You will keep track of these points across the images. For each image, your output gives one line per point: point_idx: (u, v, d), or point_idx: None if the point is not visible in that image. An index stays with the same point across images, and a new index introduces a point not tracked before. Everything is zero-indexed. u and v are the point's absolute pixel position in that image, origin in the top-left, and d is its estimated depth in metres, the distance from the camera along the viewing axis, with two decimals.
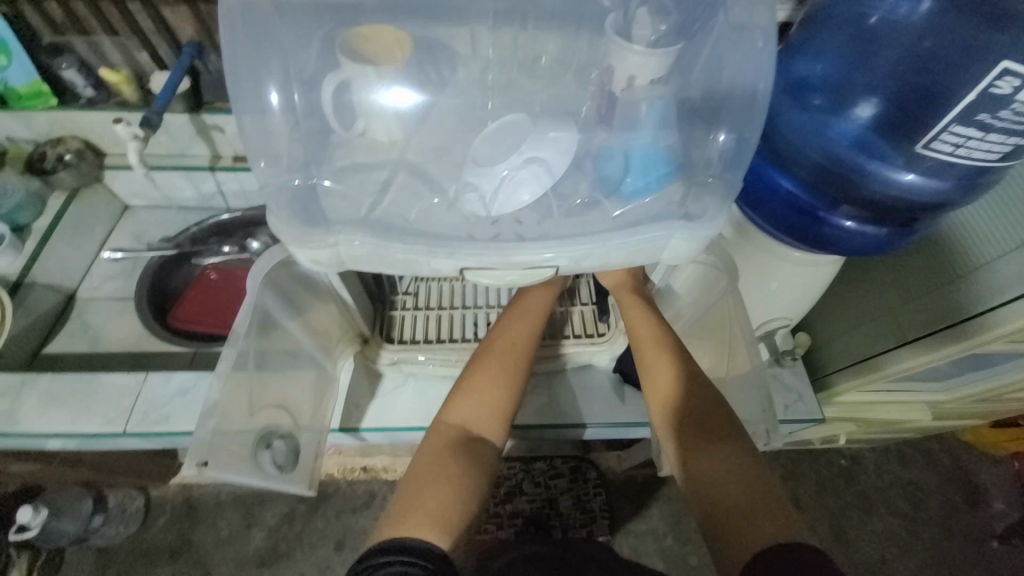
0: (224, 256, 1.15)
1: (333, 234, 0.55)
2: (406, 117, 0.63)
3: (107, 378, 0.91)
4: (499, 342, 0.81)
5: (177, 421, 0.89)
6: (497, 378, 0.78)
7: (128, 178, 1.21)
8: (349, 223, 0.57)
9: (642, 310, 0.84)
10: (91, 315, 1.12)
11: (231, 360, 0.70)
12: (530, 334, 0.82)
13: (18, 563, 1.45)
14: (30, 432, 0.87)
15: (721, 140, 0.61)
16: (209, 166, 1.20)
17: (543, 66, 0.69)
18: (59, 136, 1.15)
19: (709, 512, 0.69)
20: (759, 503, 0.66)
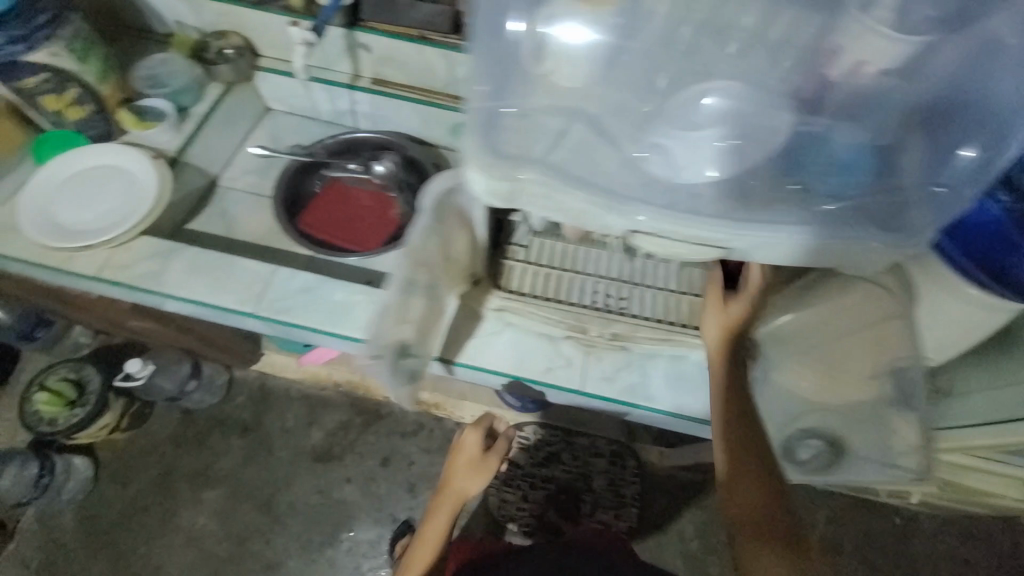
0: (349, 173, 1.21)
1: (518, 169, 0.56)
2: (588, 60, 0.60)
3: (243, 263, 0.99)
4: (449, 489, 1.18)
5: (297, 314, 0.96)
6: (447, 502, 1.17)
7: (275, 81, 1.28)
8: (529, 159, 0.56)
9: (726, 338, 0.85)
10: (226, 203, 1.21)
11: (397, 288, 0.78)
12: (460, 488, 1.17)
13: (114, 407, 1.57)
14: (176, 295, 0.97)
15: (954, 157, 0.57)
16: (349, 84, 1.26)
17: (742, 30, 0.60)
18: (223, 30, 1.23)
19: (737, 525, 0.77)
20: (776, 529, 0.76)
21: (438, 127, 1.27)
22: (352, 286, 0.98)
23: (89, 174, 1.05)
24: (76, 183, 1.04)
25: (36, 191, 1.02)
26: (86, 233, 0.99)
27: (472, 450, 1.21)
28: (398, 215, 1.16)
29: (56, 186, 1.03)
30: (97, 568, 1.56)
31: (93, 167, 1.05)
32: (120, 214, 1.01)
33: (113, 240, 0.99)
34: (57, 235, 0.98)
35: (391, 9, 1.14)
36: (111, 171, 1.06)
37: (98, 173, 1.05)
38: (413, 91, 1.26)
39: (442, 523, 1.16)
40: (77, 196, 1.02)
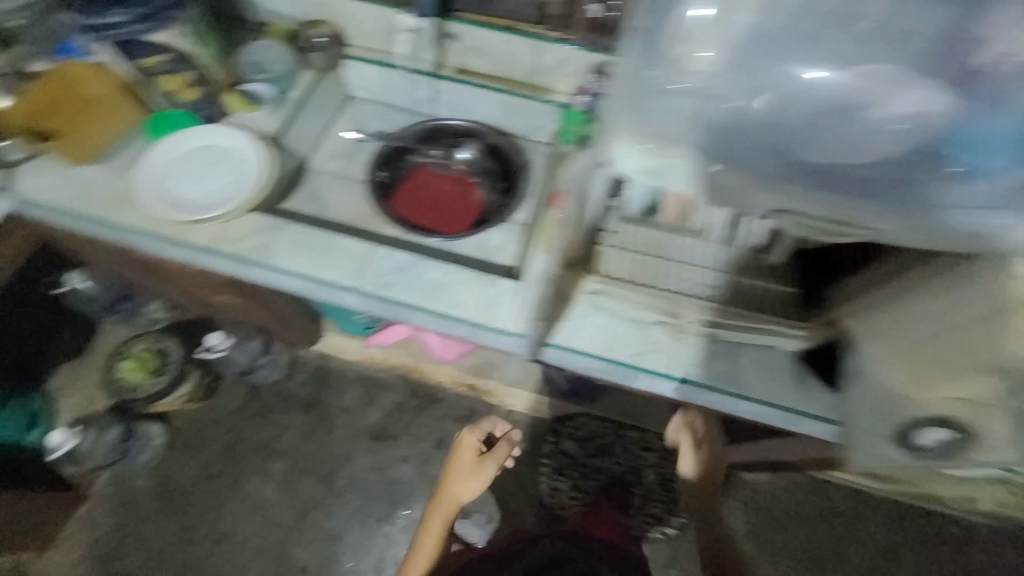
0: (433, 159, 1.25)
1: (666, 145, 0.60)
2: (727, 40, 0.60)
3: (343, 240, 1.04)
4: (446, 493, 1.31)
5: (397, 290, 1.01)
6: (442, 508, 1.30)
7: (363, 70, 1.31)
8: (676, 136, 0.60)
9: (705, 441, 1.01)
10: (316, 185, 1.24)
11: (542, 276, 0.99)
12: (458, 489, 1.30)
13: (187, 381, 1.65)
14: (284, 269, 1.02)
15: None
16: (434, 73, 1.29)
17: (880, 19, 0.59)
18: (317, 20, 1.28)
19: None
20: None
21: (518, 116, 1.30)
22: (448, 266, 1.02)
23: (199, 152, 1.10)
24: (189, 160, 1.09)
25: (153, 166, 1.07)
26: (201, 208, 1.04)
27: (468, 455, 1.34)
28: (481, 200, 1.19)
29: (170, 161, 1.08)
30: (169, 530, 1.64)
31: (203, 145, 1.10)
32: (231, 191, 1.06)
33: (227, 216, 1.05)
34: (175, 208, 1.04)
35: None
36: (219, 150, 1.11)
37: (208, 152, 1.10)
38: (495, 81, 1.29)
39: (436, 532, 1.28)
40: (192, 173, 1.08)
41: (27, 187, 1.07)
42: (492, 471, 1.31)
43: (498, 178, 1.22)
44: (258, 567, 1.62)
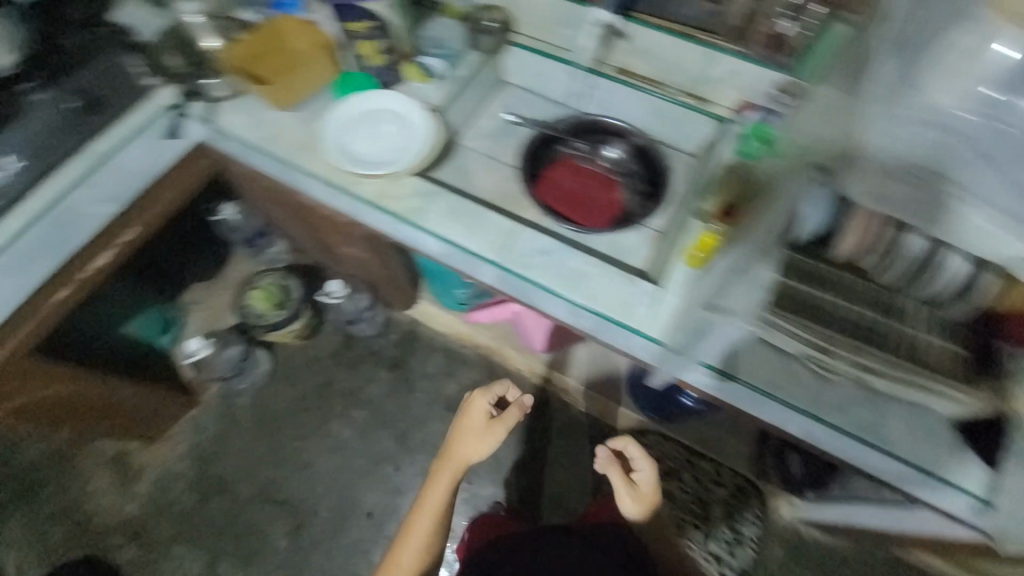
0: (579, 153, 1.26)
1: (894, 173, 0.73)
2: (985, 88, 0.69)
3: (493, 216, 1.09)
4: (455, 454, 1.29)
5: (538, 272, 1.04)
6: (449, 468, 1.28)
7: (523, 58, 1.36)
8: (909, 161, 0.71)
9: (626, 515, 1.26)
10: (463, 159, 1.29)
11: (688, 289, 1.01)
12: (466, 449, 1.28)
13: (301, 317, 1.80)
14: (435, 236, 1.09)
15: None
16: (594, 69, 1.31)
17: None
18: (492, 5, 1.33)
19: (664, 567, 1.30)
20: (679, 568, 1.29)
21: (670, 122, 1.27)
22: (589, 257, 1.05)
23: (376, 113, 1.18)
24: (366, 120, 1.17)
25: (336, 120, 1.17)
26: (372, 165, 1.12)
27: (478, 418, 1.31)
28: (622, 199, 1.19)
29: (353, 117, 1.18)
30: (259, 449, 1.78)
31: (379, 107, 1.18)
32: (398, 153, 1.14)
33: (392, 176, 1.12)
34: (348, 160, 1.13)
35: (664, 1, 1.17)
36: (393, 114, 1.18)
37: (383, 114, 1.18)
38: (653, 85, 1.28)
39: (442, 490, 1.28)
40: (368, 132, 1.16)
41: (229, 121, 1.21)
42: (502, 434, 1.29)
43: (642, 181, 1.21)
44: (328, 502, 1.74)
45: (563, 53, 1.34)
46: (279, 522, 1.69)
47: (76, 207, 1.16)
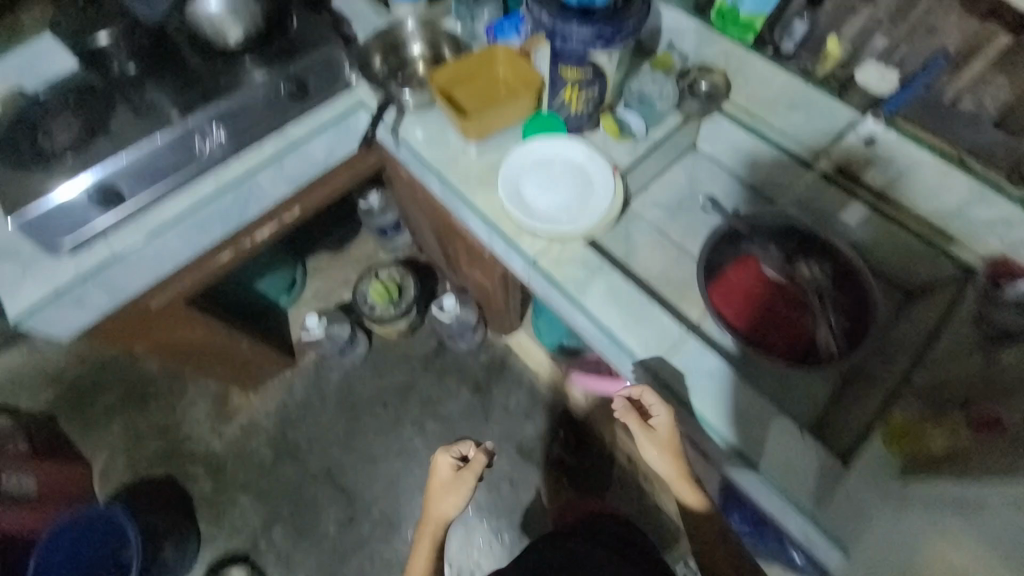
0: (771, 260, 1.06)
1: None
2: None
3: (661, 316, 0.98)
4: (432, 517, 1.13)
5: (699, 396, 0.93)
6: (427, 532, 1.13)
7: (727, 131, 1.20)
8: None
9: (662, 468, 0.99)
10: (633, 229, 1.17)
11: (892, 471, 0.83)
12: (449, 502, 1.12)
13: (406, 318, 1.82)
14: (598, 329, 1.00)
15: None
16: (809, 163, 1.14)
17: None
18: (711, 65, 1.17)
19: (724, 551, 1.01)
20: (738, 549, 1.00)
21: (892, 250, 1.06)
22: (765, 399, 0.93)
23: (561, 163, 1.10)
24: (548, 168, 1.10)
25: (519, 160, 1.11)
26: (544, 222, 1.04)
27: (444, 471, 1.16)
28: (816, 331, 0.99)
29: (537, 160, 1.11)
30: (334, 430, 1.83)
31: (565, 157, 1.10)
32: (574, 216, 1.06)
33: (565, 240, 1.05)
34: (520, 209, 1.06)
35: (941, 117, 0.95)
36: (578, 167, 1.10)
37: (565, 165, 1.10)
38: (884, 202, 1.08)
39: (424, 556, 1.13)
40: (548, 183, 1.09)
41: (412, 135, 1.19)
42: (472, 483, 1.13)
43: (845, 316, 1.00)
44: (382, 505, 1.74)
45: (779, 136, 1.16)
46: (334, 507, 1.73)
47: (258, 185, 1.20)
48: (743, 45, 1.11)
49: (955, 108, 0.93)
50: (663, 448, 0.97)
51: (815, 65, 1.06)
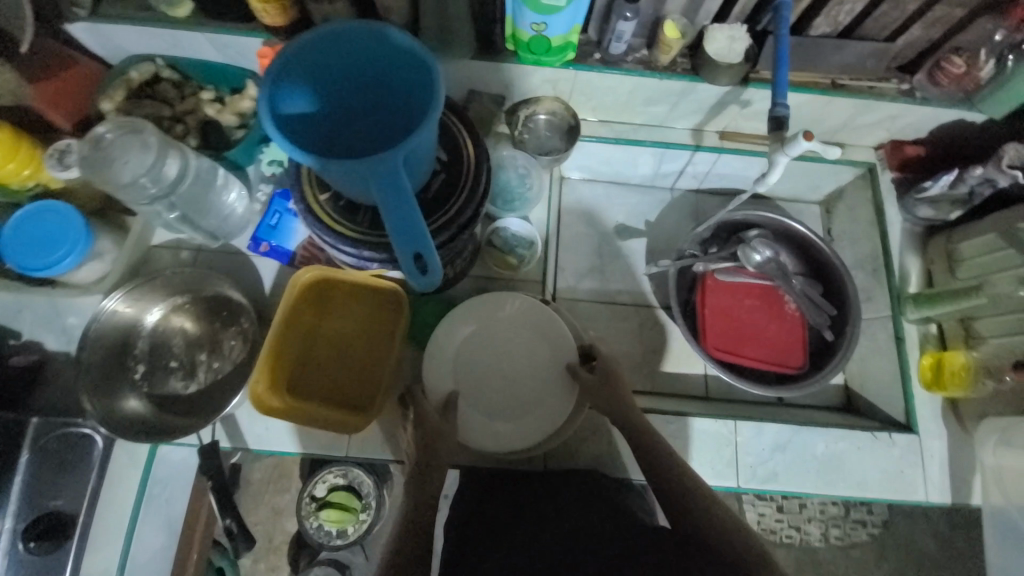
0: (724, 265, 0.98)
1: None
2: None
3: (699, 422, 0.84)
4: None
5: (787, 478, 0.82)
6: None
7: (594, 151, 0.99)
8: None
9: (601, 400, 0.75)
10: (580, 319, 0.99)
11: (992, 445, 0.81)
12: None
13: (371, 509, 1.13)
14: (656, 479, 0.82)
15: None
16: (694, 144, 0.97)
17: None
18: (538, 94, 0.93)
19: (684, 505, 0.64)
20: (707, 512, 0.62)
21: (797, 181, 1.03)
22: (836, 433, 0.84)
23: (492, 334, 0.82)
24: (484, 352, 0.82)
25: (441, 373, 0.78)
26: (530, 433, 0.79)
27: None
28: (800, 313, 0.97)
29: (459, 358, 0.81)
30: None
31: (491, 323, 0.82)
32: (552, 396, 0.81)
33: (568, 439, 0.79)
34: (488, 436, 0.78)
35: (809, 51, 0.82)
36: (516, 328, 0.83)
37: (500, 334, 0.82)
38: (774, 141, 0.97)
39: None
40: (497, 374, 0.82)
41: (270, 434, 0.77)
42: None
43: (811, 281, 0.97)
44: None
45: (647, 132, 0.98)
46: None
47: None
48: (570, 67, 0.85)
49: (817, 37, 0.81)
50: (598, 398, 0.75)
51: (652, 52, 0.85)
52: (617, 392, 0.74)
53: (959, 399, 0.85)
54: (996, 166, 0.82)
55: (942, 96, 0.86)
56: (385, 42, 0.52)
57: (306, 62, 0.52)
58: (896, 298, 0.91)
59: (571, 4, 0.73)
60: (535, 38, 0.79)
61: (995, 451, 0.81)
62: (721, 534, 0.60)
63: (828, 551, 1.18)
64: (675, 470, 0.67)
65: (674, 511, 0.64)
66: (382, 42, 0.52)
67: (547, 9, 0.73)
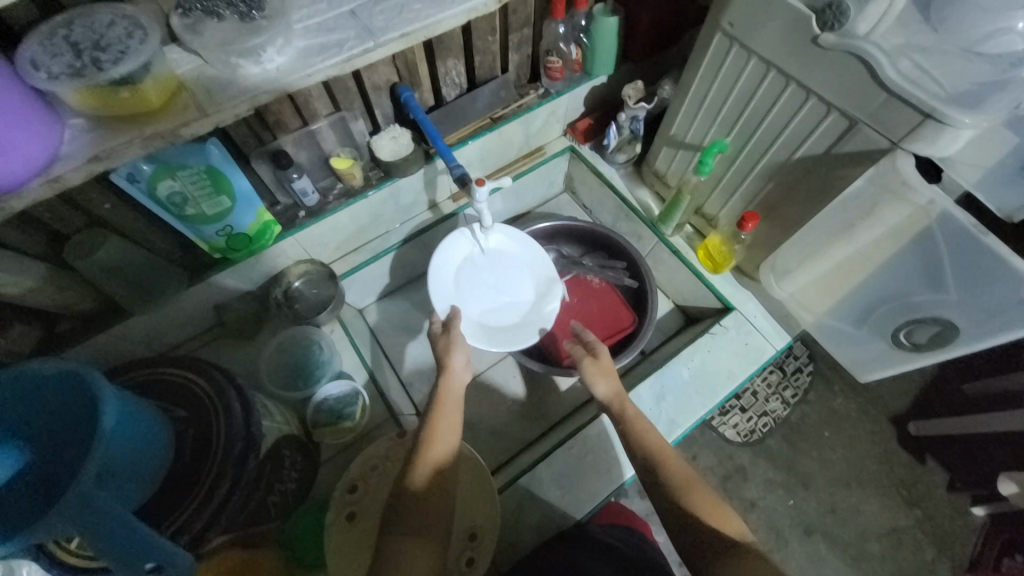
0: None
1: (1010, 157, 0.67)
2: None
3: (589, 429, 0.88)
4: None
5: (683, 417, 0.89)
6: None
7: (366, 276, 1.05)
8: None
9: (609, 373, 0.81)
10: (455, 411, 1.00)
11: (794, 296, 0.91)
12: None
13: None
14: (599, 501, 0.84)
15: None
16: (438, 219, 1.06)
17: None
18: (278, 271, 0.93)
19: (661, 469, 0.67)
20: (680, 478, 0.65)
21: (534, 190, 1.20)
22: (688, 353, 0.93)
23: (480, 265, 0.99)
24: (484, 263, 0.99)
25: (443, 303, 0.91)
26: (501, 321, 0.98)
27: None
28: (605, 280, 1.11)
29: (364, 534, 0.76)
30: None
31: (478, 257, 0.98)
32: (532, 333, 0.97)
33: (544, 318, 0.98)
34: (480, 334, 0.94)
35: (453, 114, 0.96)
36: (498, 253, 1.00)
37: (500, 258, 1.00)
38: (493, 177, 1.11)
39: None
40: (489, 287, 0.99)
41: None
42: None
43: (595, 254, 1.12)
44: None
45: (395, 234, 1.05)
46: None
47: None
48: (285, 237, 0.87)
49: (453, 101, 0.96)
50: (607, 370, 0.81)
51: (344, 184, 0.92)
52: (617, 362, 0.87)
53: (741, 265, 1.00)
54: (630, 108, 1.01)
55: (568, 83, 1.03)
56: (16, 382, 0.52)
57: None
58: (651, 225, 1.06)
59: (237, 197, 0.77)
60: (229, 240, 0.81)
61: (783, 283, 0.91)
62: (703, 501, 0.62)
63: (796, 412, 1.29)
64: (645, 438, 0.71)
65: (662, 497, 0.65)
66: (8, 387, 0.52)
67: (216, 215, 0.77)
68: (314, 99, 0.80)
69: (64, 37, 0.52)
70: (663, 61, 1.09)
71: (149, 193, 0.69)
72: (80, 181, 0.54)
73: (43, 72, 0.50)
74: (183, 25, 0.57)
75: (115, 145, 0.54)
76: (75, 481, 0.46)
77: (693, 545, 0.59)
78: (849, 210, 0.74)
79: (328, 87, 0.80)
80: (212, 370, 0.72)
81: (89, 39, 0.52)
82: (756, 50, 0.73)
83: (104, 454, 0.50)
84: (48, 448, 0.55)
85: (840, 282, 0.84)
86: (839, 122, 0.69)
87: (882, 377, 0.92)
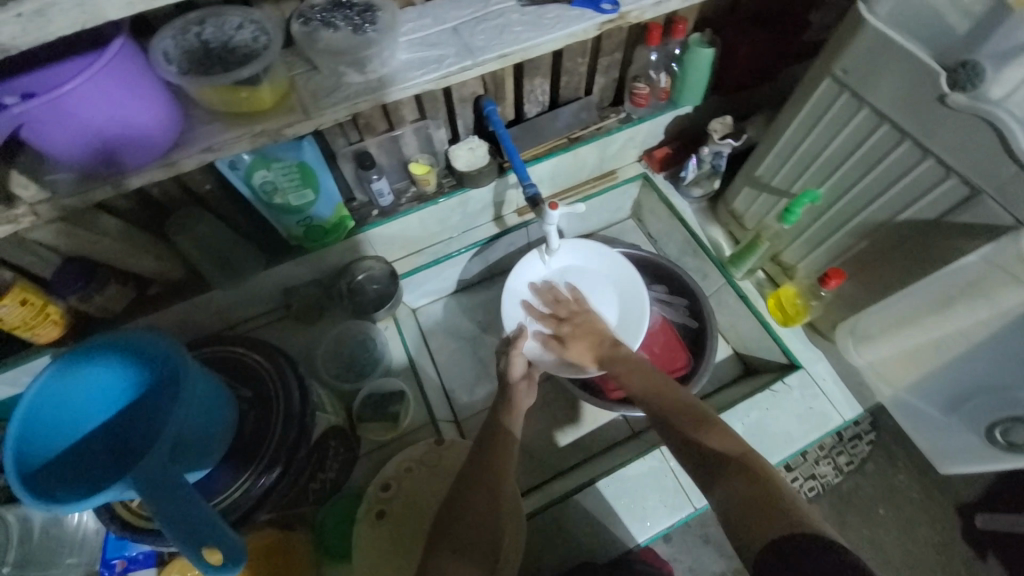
0: None
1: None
2: None
3: (628, 470, 0.85)
4: None
5: None
6: None
7: (424, 278, 1.07)
8: None
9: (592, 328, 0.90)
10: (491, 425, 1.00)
11: (879, 362, 0.83)
12: None
13: None
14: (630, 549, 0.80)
15: None
16: (501, 231, 1.07)
17: None
18: (345, 264, 0.97)
19: (662, 397, 0.73)
20: (674, 401, 0.71)
21: (600, 213, 1.18)
22: (744, 407, 0.88)
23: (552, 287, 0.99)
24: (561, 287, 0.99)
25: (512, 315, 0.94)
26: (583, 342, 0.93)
27: None
28: (665, 318, 1.06)
29: (389, 538, 0.77)
30: None
31: (555, 279, 0.98)
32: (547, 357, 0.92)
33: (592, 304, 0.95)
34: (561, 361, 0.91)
35: (532, 131, 0.96)
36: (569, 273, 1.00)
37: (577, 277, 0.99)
38: (561, 196, 1.10)
39: None
40: None
41: None
42: None
43: (657, 288, 1.07)
44: None
45: (458, 241, 1.06)
46: None
47: None
48: (357, 233, 0.91)
49: (533, 118, 0.96)
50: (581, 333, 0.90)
51: (417, 188, 0.94)
52: (597, 309, 0.93)
53: (815, 321, 0.94)
54: (715, 143, 0.97)
55: (651, 110, 1.00)
56: (110, 346, 0.57)
57: (63, 388, 0.57)
58: (720, 265, 1.02)
59: (321, 192, 0.81)
60: (307, 230, 0.85)
61: (862, 349, 0.84)
62: (695, 412, 0.67)
63: (848, 482, 1.18)
64: (646, 372, 0.79)
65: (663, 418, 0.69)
66: (101, 351, 0.57)
67: (300, 207, 0.81)
68: (403, 106, 0.83)
69: (195, 34, 0.56)
70: (754, 96, 1.04)
71: (246, 180, 0.75)
72: (191, 169, 0.59)
73: (173, 68, 0.54)
74: (301, 31, 0.60)
75: (224, 140, 0.58)
76: (155, 446, 0.50)
77: (695, 459, 0.61)
78: (955, 284, 0.67)
79: (419, 96, 0.83)
80: (275, 354, 0.75)
81: (218, 40, 0.56)
82: (870, 101, 0.68)
83: (178, 428, 0.54)
84: (130, 409, 0.60)
85: (928, 357, 0.76)
86: (959, 188, 0.63)
87: (966, 472, 0.81)
